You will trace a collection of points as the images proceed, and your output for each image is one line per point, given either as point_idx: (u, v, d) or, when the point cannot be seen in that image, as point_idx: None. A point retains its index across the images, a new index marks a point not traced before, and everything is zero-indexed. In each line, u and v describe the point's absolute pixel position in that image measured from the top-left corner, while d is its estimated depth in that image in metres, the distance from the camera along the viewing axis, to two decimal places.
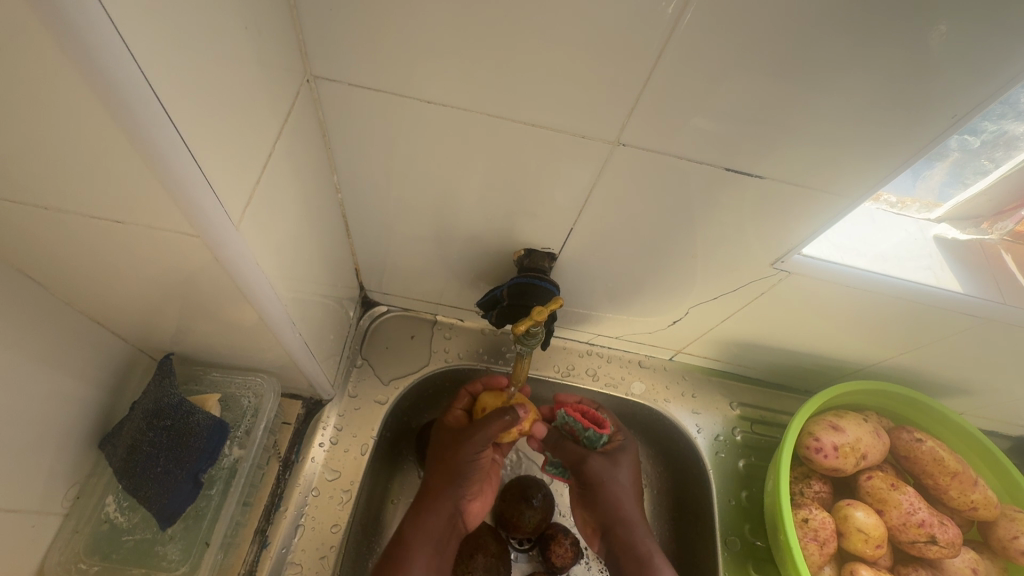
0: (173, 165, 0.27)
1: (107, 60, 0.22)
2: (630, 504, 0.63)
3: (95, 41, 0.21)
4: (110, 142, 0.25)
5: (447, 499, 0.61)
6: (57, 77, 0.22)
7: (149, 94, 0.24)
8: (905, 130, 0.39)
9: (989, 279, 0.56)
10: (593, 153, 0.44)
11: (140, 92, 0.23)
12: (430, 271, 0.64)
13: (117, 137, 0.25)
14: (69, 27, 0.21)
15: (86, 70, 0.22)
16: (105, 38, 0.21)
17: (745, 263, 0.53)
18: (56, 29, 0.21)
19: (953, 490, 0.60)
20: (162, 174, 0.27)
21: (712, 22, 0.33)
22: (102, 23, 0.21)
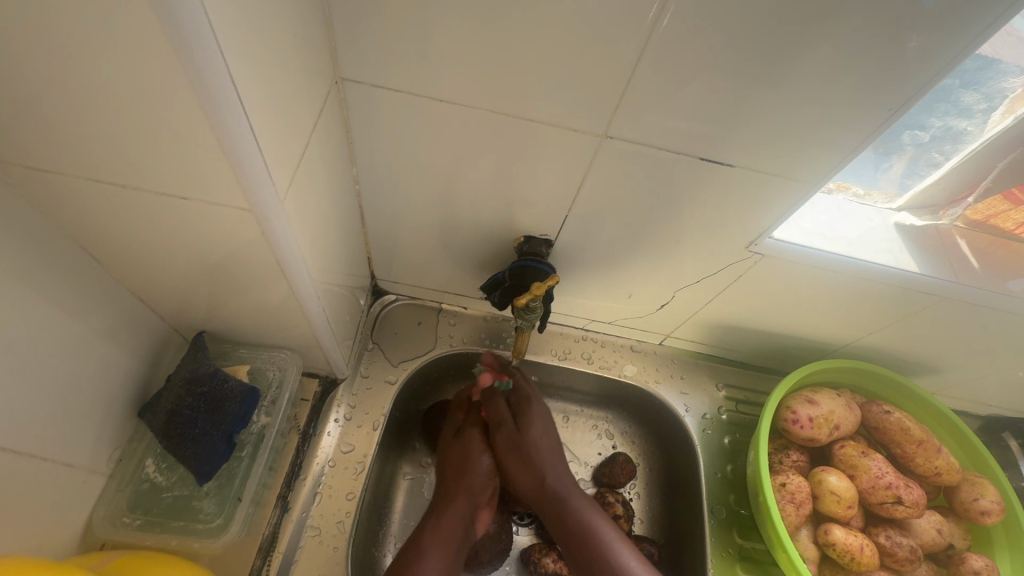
0: (240, 149, 0.32)
1: (204, 61, 0.27)
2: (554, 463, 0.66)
3: (197, 46, 0.27)
4: (189, 127, 0.31)
5: (461, 503, 0.64)
6: (157, 71, 0.28)
7: (232, 90, 0.29)
8: (857, 122, 0.45)
9: (945, 261, 0.61)
10: (586, 145, 0.49)
11: (223, 80, 0.28)
12: (437, 260, 0.69)
13: (196, 122, 0.30)
14: (179, 35, 0.26)
15: (181, 60, 0.27)
16: (202, 37, 0.26)
17: (724, 246, 0.59)
18: (161, 27, 0.26)
19: (919, 457, 0.65)
20: (230, 155, 0.32)
21: (686, 29, 0.39)
22: (206, 34, 0.26)
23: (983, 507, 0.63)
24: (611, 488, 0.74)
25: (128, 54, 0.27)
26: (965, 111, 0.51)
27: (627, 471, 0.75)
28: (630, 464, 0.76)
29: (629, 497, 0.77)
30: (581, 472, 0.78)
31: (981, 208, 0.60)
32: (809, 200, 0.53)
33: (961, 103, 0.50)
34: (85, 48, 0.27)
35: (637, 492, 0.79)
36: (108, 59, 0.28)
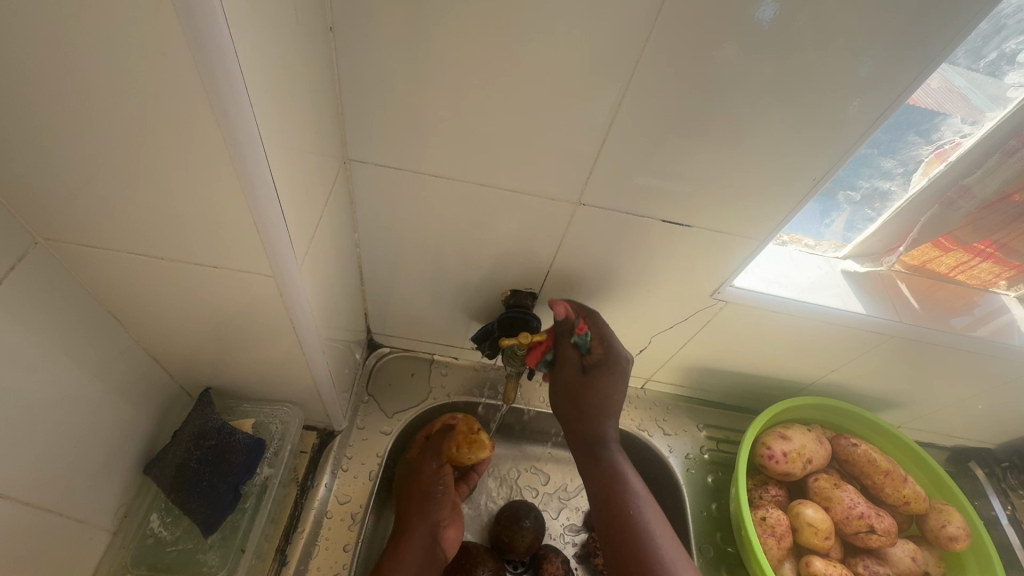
0: (274, 240, 0.38)
1: (258, 185, 0.34)
2: (613, 452, 0.62)
3: (253, 174, 0.34)
4: (230, 216, 0.37)
5: (423, 525, 0.65)
6: (210, 177, 0.34)
7: (276, 205, 0.36)
8: (792, 188, 0.52)
9: (890, 304, 0.68)
10: (563, 211, 0.56)
11: (260, 166, 0.34)
12: (431, 314, 0.74)
13: (236, 214, 0.36)
14: (243, 169, 0.33)
15: (229, 150, 0.32)
16: (247, 132, 0.32)
17: (691, 295, 0.65)
18: (218, 128, 0.31)
19: (888, 487, 0.69)
20: (265, 244, 0.39)
21: (638, 117, 0.47)
22: (264, 169, 0.34)
23: (951, 533, 0.67)
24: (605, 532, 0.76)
25: (183, 147, 0.32)
26: (886, 174, 0.59)
27: None
28: None
29: None
30: (571, 518, 0.80)
31: (916, 254, 0.68)
32: (761, 251, 0.60)
33: (882, 167, 0.58)
34: (144, 144, 0.32)
35: None
36: (166, 164, 0.33)
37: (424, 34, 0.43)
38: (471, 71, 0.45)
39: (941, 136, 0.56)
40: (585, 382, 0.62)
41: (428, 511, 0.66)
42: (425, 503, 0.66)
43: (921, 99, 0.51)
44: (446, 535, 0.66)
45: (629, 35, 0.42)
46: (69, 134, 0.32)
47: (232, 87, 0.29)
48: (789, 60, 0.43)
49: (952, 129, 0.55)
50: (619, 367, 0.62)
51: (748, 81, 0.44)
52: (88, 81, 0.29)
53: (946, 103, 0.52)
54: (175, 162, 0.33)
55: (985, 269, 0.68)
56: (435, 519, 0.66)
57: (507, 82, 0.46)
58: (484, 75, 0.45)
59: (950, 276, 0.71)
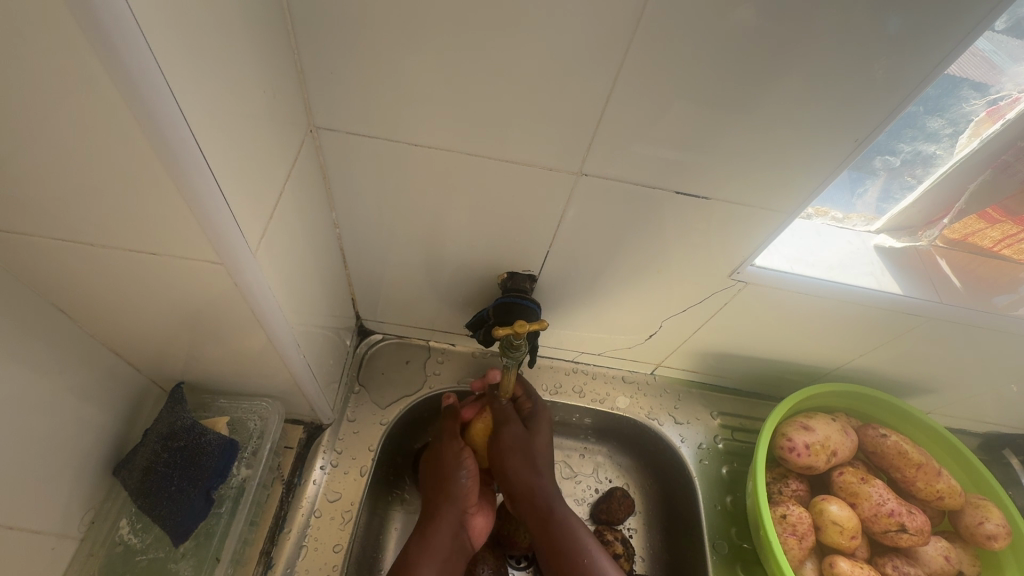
0: (215, 219, 0.33)
1: (178, 150, 0.28)
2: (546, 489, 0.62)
3: (171, 137, 0.28)
4: (162, 195, 0.31)
5: (450, 512, 0.61)
6: (128, 148, 0.28)
7: (206, 172, 0.30)
8: (828, 153, 0.45)
9: (928, 283, 0.61)
10: (563, 183, 0.50)
11: (177, 128, 0.28)
12: (423, 298, 0.68)
13: (168, 192, 0.30)
14: (156, 133, 0.27)
15: (133, 108, 0.26)
16: (150, 81, 0.25)
17: (706, 275, 0.59)
18: (112, 79, 0.25)
19: (920, 481, 0.63)
20: (206, 226, 0.33)
21: (649, 74, 0.40)
22: (182, 130, 0.28)
23: (989, 531, 0.61)
24: (611, 527, 0.72)
25: (83, 109, 0.26)
26: (932, 136, 0.52)
27: (626, 507, 0.73)
28: (628, 500, 0.74)
29: (628, 534, 0.75)
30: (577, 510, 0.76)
31: (959, 227, 0.61)
32: (787, 227, 0.53)
33: (929, 128, 0.51)
34: (36, 110, 0.26)
35: (636, 527, 0.76)
36: (70, 132, 0.27)
37: None
38: (450, 19, 0.38)
39: (999, 90, 0.48)
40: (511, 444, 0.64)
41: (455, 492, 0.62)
42: (450, 491, 0.62)
43: (958, 66, 0.44)
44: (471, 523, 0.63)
45: None
46: None
47: (117, 22, 0.23)
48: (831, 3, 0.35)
49: (1014, 81, 0.47)
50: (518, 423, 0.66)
51: (779, 31, 0.37)
52: None
53: (987, 71, 0.46)
54: (83, 131, 0.27)
55: None
56: (462, 506, 0.62)
57: (493, 32, 0.38)
58: (466, 24, 0.38)
59: (995, 251, 0.63)
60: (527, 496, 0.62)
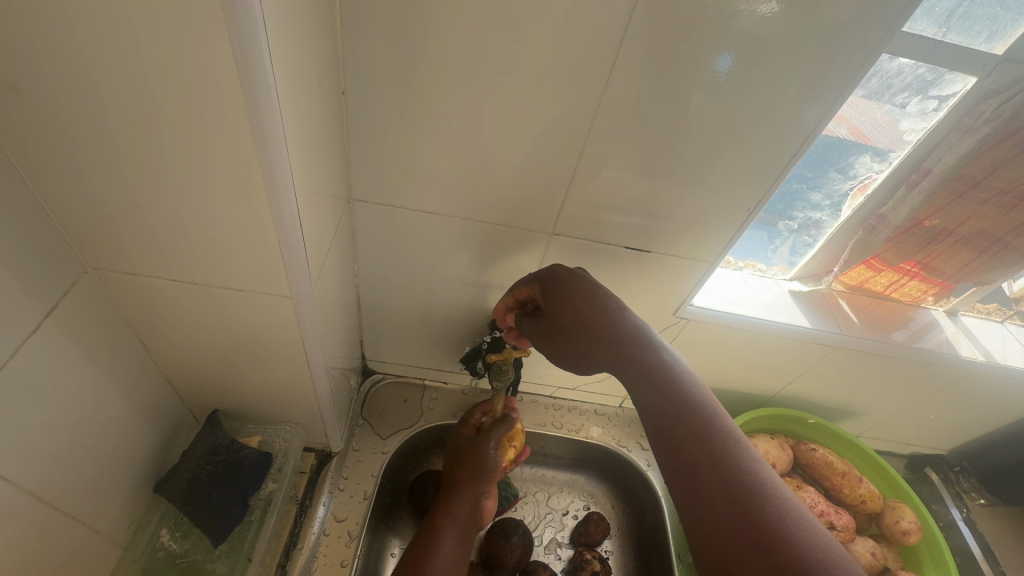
0: (295, 269, 0.45)
1: (288, 225, 0.41)
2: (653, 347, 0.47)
3: (286, 217, 0.41)
4: (260, 251, 0.44)
5: (470, 490, 0.71)
6: (248, 220, 0.41)
7: (299, 238, 0.43)
8: (728, 216, 0.58)
9: (831, 318, 0.75)
10: (541, 243, 0.63)
11: (291, 210, 0.41)
12: (423, 339, 0.79)
13: (264, 248, 0.43)
14: (279, 214, 0.40)
15: (264, 197, 0.39)
16: (280, 182, 0.39)
17: (657, 315, 0.71)
18: (253, 179, 0.38)
19: (845, 487, 0.75)
20: (289, 273, 0.46)
21: (603, 165, 0.54)
22: (291, 213, 0.41)
23: (904, 527, 0.73)
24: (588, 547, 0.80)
25: (225, 196, 0.39)
26: (815, 206, 0.69)
27: (602, 529, 0.82)
28: (603, 523, 0.82)
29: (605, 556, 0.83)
30: (556, 534, 0.84)
31: (852, 274, 0.77)
32: (711, 273, 0.65)
33: (812, 199, 0.68)
34: (191, 194, 0.39)
35: (612, 550, 0.85)
36: (208, 209, 0.40)
37: (417, 97, 0.50)
38: (458, 127, 0.52)
39: (857, 173, 0.65)
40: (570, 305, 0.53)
41: (478, 474, 0.72)
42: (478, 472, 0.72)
43: (821, 152, 0.62)
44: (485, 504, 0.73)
45: (588, 93, 0.49)
46: (130, 185, 0.39)
47: (269, 149, 0.36)
48: (732, 104, 0.49)
49: (865, 166, 0.64)
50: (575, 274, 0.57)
51: (700, 124, 0.50)
52: (152, 147, 0.36)
53: (849, 152, 0.62)
54: (219, 208, 0.40)
55: (915, 287, 0.78)
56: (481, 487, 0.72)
57: (489, 137, 0.52)
58: (469, 131, 0.52)
59: (885, 294, 0.80)
60: (624, 339, 0.48)
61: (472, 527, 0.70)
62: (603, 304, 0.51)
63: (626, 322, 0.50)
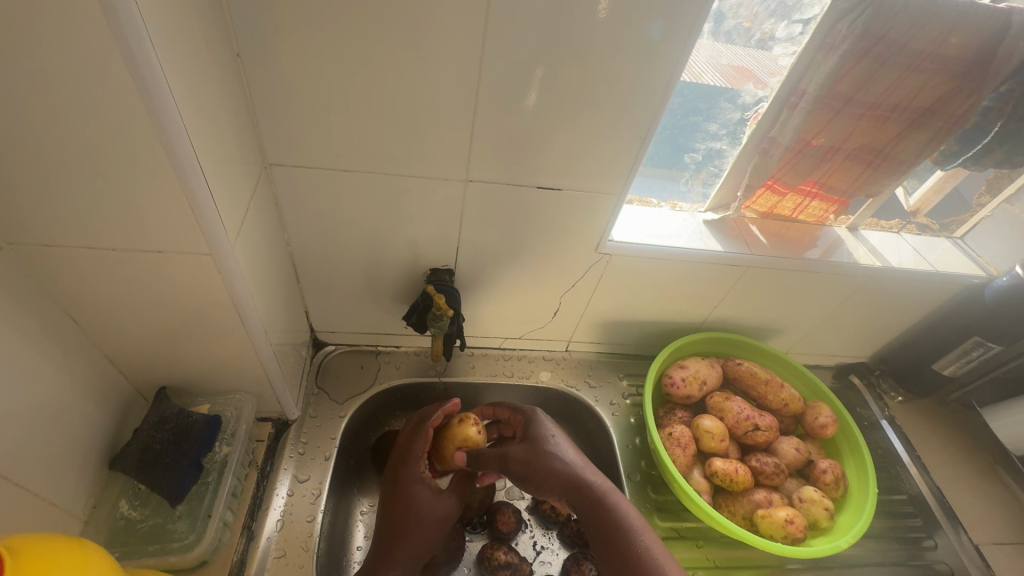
0: (208, 222, 0.47)
1: (187, 174, 0.43)
2: (591, 480, 0.69)
3: (183, 166, 0.43)
4: (170, 207, 0.45)
5: (412, 543, 0.69)
6: (149, 175, 0.43)
7: (203, 189, 0.45)
8: (624, 147, 0.62)
9: (742, 240, 0.82)
10: (460, 191, 0.66)
11: (188, 159, 0.43)
12: (367, 303, 0.82)
13: (173, 203, 0.45)
14: (175, 163, 0.42)
15: (159, 147, 0.41)
16: (170, 129, 0.40)
17: (582, 253, 0.76)
18: (143, 130, 0.40)
19: (769, 393, 0.82)
20: (203, 227, 0.47)
21: (500, 106, 0.57)
22: (188, 161, 0.43)
23: (822, 422, 0.81)
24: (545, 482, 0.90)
25: (120, 151, 0.41)
26: (714, 136, 0.74)
27: None
28: None
29: None
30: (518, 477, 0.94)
31: (758, 201, 0.84)
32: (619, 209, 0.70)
33: (711, 130, 0.74)
34: (88, 154, 0.41)
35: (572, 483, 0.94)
36: (107, 168, 0.42)
37: (310, 51, 0.51)
38: (355, 79, 0.54)
39: (745, 101, 0.71)
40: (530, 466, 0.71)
41: (421, 521, 0.70)
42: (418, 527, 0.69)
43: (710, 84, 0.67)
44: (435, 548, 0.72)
45: (473, 34, 0.51)
46: (25, 151, 0.40)
47: (149, 96, 0.38)
48: (617, 39, 0.53)
49: (750, 95, 0.70)
50: (540, 439, 0.73)
51: (587, 60, 0.54)
52: (39, 108, 0.38)
53: (733, 84, 0.68)
54: (118, 165, 0.42)
55: (817, 206, 0.85)
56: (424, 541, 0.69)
57: (388, 86, 0.55)
58: (368, 82, 0.54)
59: (794, 217, 0.88)
60: (575, 488, 0.68)
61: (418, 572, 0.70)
62: (549, 455, 0.71)
63: (566, 472, 0.70)
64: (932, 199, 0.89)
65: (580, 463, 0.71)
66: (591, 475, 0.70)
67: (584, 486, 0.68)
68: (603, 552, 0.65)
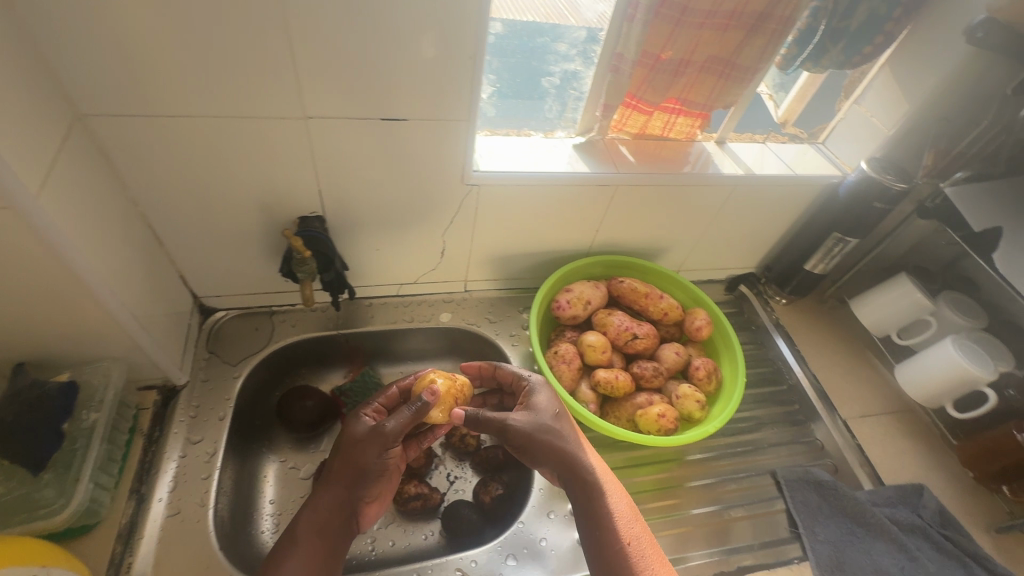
0: None
1: None
2: (584, 459, 0.63)
3: None
4: None
5: (345, 494, 0.65)
6: None
7: None
8: (459, 68, 0.62)
9: (610, 161, 0.84)
10: (302, 129, 0.64)
11: None
12: (244, 261, 0.81)
13: None
14: None
15: None
16: None
17: (451, 186, 0.76)
18: None
19: (649, 305, 0.87)
20: None
21: (315, 31, 0.55)
22: None
23: (699, 325, 0.86)
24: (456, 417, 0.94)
25: None
26: (565, 57, 0.78)
27: None
28: None
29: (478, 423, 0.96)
30: None
31: (620, 118, 0.86)
32: (473, 135, 0.70)
33: (561, 52, 0.77)
34: None
35: None
36: None
37: None
38: (148, 11, 0.51)
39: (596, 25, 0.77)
40: (524, 438, 0.64)
41: (364, 471, 0.65)
42: (358, 479, 0.65)
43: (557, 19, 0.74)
44: (365, 512, 0.67)
45: None
46: None
47: None
48: None
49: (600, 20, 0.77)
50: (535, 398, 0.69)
51: None
52: None
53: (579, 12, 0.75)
54: None
55: (683, 123, 0.88)
56: (359, 495, 0.65)
57: (187, 18, 0.52)
58: (163, 14, 0.51)
59: (665, 136, 0.91)
60: (569, 464, 0.62)
61: (347, 532, 0.64)
62: (553, 427, 0.65)
63: (566, 445, 0.64)
64: (797, 107, 0.96)
65: (576, 445, 0.64)
66: (579, 453, 0.64)
67: (575, 465, 0.62)
68: (582, 532, 0.60)
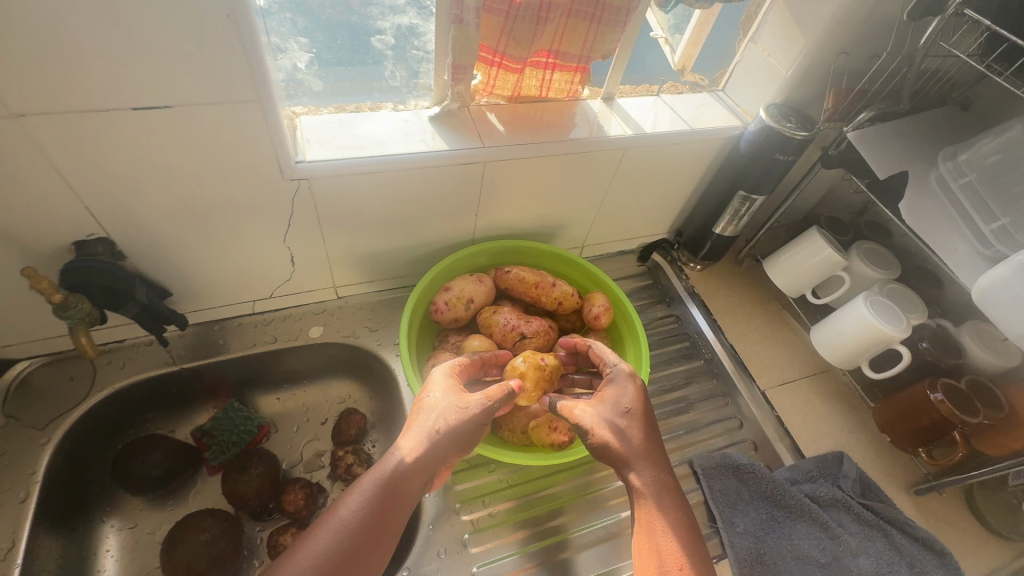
0: None
1: None
2: (643, 469, 0.56)
3: None
4: None
5: (464, 434, 0.57)
6: None
7: None
8: (219, 32, 0.47)
9: (474, 134, 0.70)
10: (24, 135, 0.48)
11: None
12: (26, 304, 0.64)
13: None
14: None
15: None
16: None
17: (272, 184, 0.62)
18: None
19: (541, 296, 0.77)
20: None
21: None
22: None
23: (596, 313, 0.77)
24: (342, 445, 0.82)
25: None
26: (396, 10, 0.63)
27: (356, 424, 0.83)
28: (357, 417, 0.83)
29: (371, 446, 0.85)
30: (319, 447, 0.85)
31: (483, 79, 0.72)
32: (277, 118, 0.56)
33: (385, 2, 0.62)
34: None
35: (378, 438, 0.86)
36: None
37: None
38: None
39: None
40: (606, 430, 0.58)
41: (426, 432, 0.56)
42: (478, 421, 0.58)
43: None
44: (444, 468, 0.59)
45: None
46: None
47: None
48: None
49: None
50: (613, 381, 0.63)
51: None
52: None
53: None
54: None
55: (561, 79, 0.75)
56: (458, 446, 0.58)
57: None
58: None
59: (544, 97, 0.78)
60: (631, 465, 0.57)
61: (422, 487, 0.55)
62: (620, 423, 0.59)
63: (625, 448, 0.57)
64: (693, 52, 0.83)
65: (649, 446, 0.58)
66: (643, 456, 0.57)
67: (635, 470, 0.56)
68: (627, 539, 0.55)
